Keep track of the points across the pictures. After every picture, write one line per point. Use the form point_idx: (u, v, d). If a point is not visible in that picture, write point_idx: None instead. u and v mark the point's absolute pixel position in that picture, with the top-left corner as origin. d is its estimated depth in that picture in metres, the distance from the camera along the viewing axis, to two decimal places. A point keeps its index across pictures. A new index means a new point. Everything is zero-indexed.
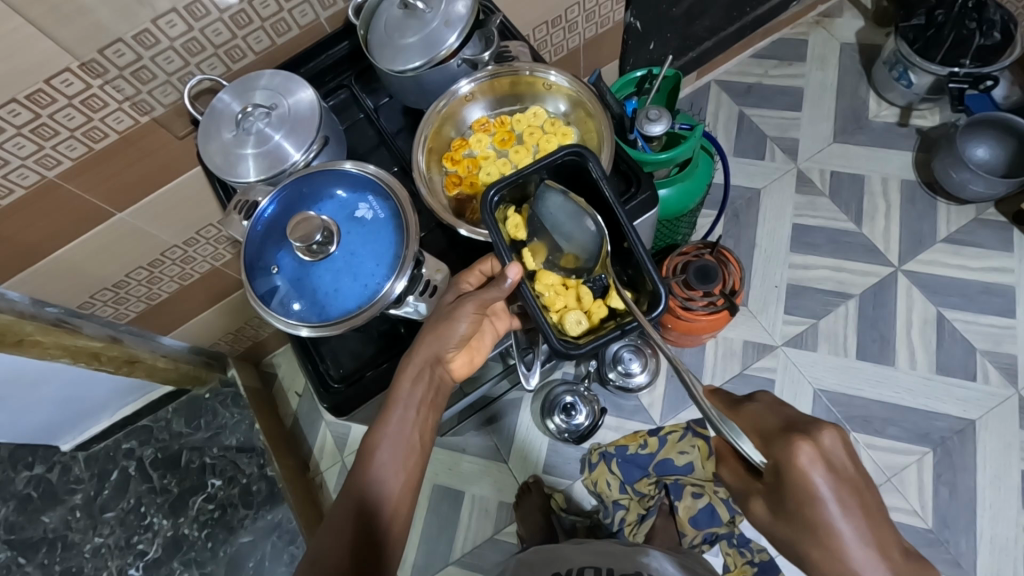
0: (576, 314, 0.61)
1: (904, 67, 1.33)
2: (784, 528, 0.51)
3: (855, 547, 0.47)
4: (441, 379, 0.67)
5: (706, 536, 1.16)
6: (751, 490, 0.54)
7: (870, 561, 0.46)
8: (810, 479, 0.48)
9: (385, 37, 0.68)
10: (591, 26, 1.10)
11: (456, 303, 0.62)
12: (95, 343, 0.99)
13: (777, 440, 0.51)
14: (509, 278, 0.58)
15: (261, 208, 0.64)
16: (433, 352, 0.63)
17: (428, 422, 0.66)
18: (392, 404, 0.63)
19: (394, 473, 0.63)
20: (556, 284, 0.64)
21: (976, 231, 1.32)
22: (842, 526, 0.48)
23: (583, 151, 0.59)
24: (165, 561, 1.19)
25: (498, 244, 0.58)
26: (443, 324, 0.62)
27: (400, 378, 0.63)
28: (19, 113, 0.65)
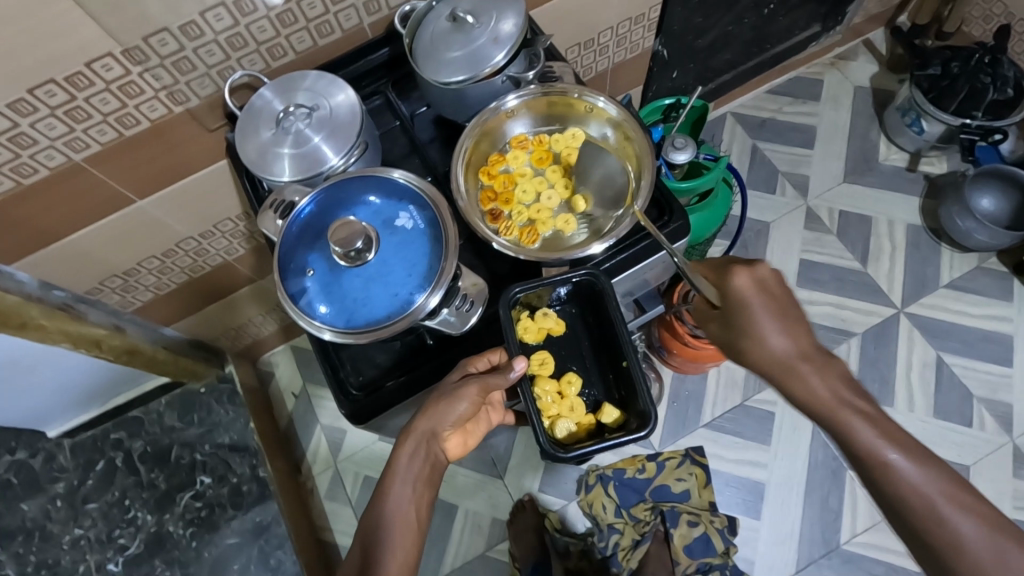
0: (566, 423, 0.70)
1: (916, 114, 1.37)
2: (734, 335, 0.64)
3: (771, 333, 0.61)
4: (437, 456, 0.65)
5: (699, 566, 1.13)
6: (709, 315, 0.67)
7: (779, 346, 0.61)
8: (751, 289, 0.63)
9: (430, 48, 0.69)
10: (620, 51, 1.11)
11: (460, 382, 0.63)
12: (99, 331, 0.97)
13: (728, 267, 0.65)
14: (515, 368, 0.64)
15: (299, 208, 0.64)
16: (430, 427, 0.63)
17: (426, 502, 0.63)
18: (390, 480, 0.62)
19: (391, 554, 0.58)
20: (553, 391, 0.71)
21: (977, 279, 1.35)
22: (769, 328, 0.61)
23: (598, 274, 0.66)
24: (146, 559, 1.15)
25: (508, 338, 0.64)
26: (444, 402, 0.63)
27: (397, 452, 0.63)
28: (55, 94, 0.64)
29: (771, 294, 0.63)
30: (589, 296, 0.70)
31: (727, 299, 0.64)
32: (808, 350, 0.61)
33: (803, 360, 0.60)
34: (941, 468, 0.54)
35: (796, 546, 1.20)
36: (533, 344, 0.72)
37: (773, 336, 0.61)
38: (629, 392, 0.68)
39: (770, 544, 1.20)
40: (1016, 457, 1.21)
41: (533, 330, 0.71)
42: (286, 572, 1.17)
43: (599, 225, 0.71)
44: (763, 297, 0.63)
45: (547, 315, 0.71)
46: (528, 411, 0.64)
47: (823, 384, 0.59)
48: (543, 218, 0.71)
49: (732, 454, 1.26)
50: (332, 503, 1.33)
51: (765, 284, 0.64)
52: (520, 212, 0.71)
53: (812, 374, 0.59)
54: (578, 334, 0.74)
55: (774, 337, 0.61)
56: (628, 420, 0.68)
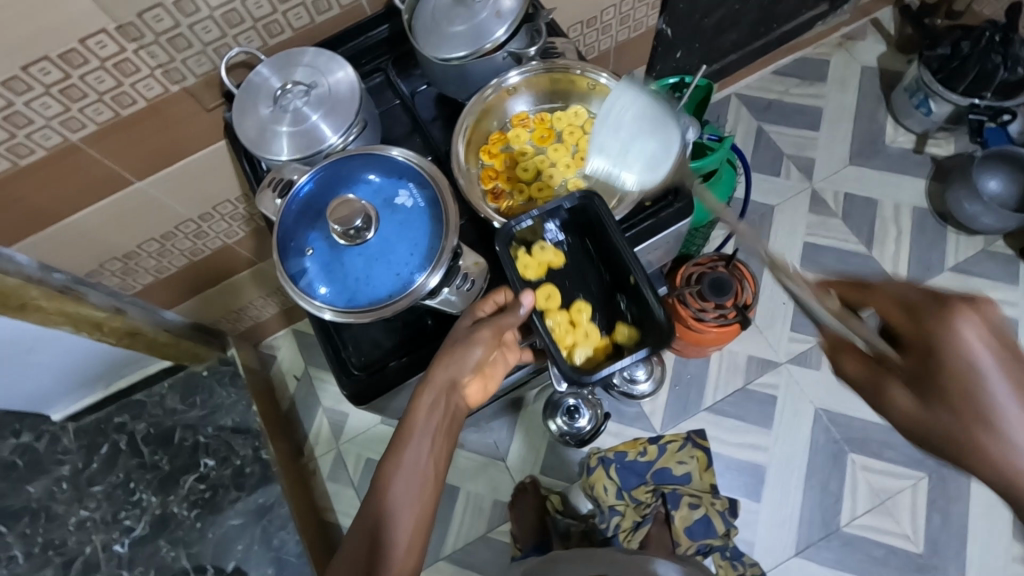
0: (583, 350, 0.70)
1: (924, 95, 1.34)
2: (936, 414, 0.51)
3: (1008, 412, 0.49)
4: (455, 407, 0.64)
5: (699, 548, 1.15)
6: (885, 378, 0.55)
7: (1021, 428, 0.48)
8: (964, 357, 0.49)
9: (431, 24, 0.67)
10: (623, 29, 1.09)
11: (473, 328, 0.61)
12: (99, 313, 0.96)
13: (945, 319, 0.50)
14: (524, 304, 0.63)
15: (298, 186, 0.63)
16: (449, 377, 0.62)
17: (445, 453, 0.64)
18: (408, 433, 0.62)
19: (408, 504, 0.60)
20: (565, 321, 0.70)
21: (982, 262, 1.34)
22: (1004, 409, 0.49)
23: (592, 197, 0.65)
24: (151, 539, 1.16)
25: (512, 275, 0.64)
26: (457, 348, 0.61)
27: (415, 405, 0.62)
28: (49, 72, 0.63)
29: (994, 356, 0.49)
30: (588, 223, 0.69)
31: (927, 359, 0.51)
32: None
33: None
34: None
35: (795, 529, 1.20)
36: (536, 280, 0.71)
37: (997, 429, 0.49)
38: (641, 309, 0.67)
39: (770, 526, 1.21)
40: None
41: (533, 265, 0.70)
42: (288, 553, 1.18)
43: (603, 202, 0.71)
44: (991, 365, 0.49)
45: (544, 249, 0.70)
46: (547, 344, 0.64)
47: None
48: (545, 196, 0.70)
49: (733, 438, 1.27)
50: (335, 485, 1.34)
51: (996, 340, 0.50)
52: (521, 191, 0.71)
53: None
54: (581, 262, 0.73)
55: (998, 430, 0.49)
56: (644, 337, 0.67)
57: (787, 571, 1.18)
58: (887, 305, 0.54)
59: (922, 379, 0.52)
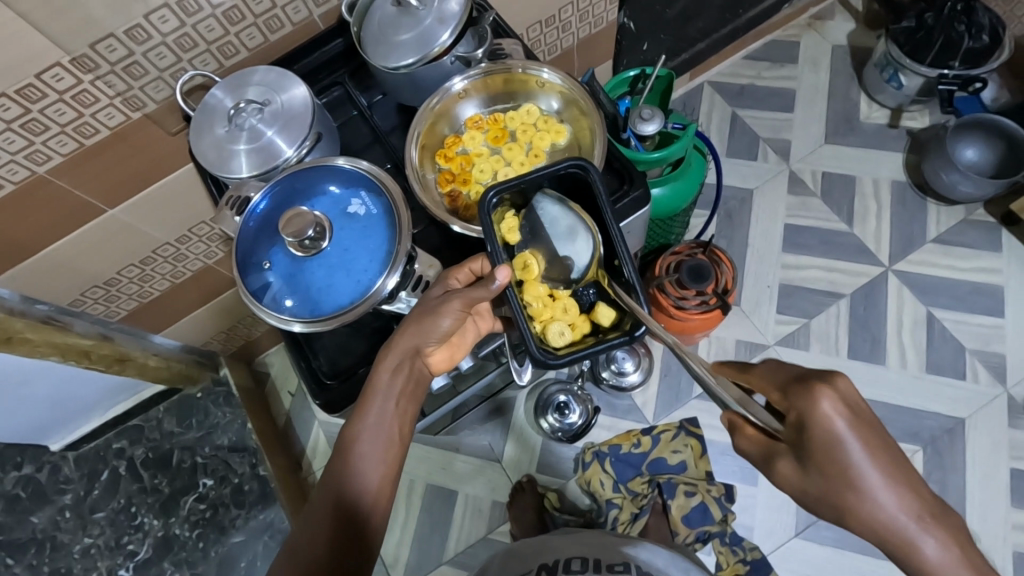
0: (560, 327, 0.60)
1: (894, 69, 1.34)
2: (815, 483, 0.51)
3: (874, 481, 0.49)
4: (421, 372, 0.65)
5: (698, 535, 1.16)
6: (775, 451, 0.53)
7: (889, 495, 0.49)
8: (836, 432, 0.49)
9: (378, 33, 0.69)
10: (585, 26, 1.10)
11: (443, 298, 0.61)
12: (86, 341, 0.99)
13: (800, 395, 0.51)
14: (498, 278, 0.58)
15: (254, 204, 0.64)
16: (413, 343, 0.62)
17: (409, 416, 0.64)
18: (371, 395, 0.62)
19: (374, 463, 0.61)
20: (544, 295, 0.62)
21: (965, 231, 1.33)
22: (871, 478, 0.49)
23: (583, 164, 0.61)
24: (155, 562, 1.18)
25: (493, 243, 0.59)
26: (428, 317, 0.61)
27: (379, 369, 0.62)
28: (9, 107, 0.65)
29: (863, 433, 0.49)
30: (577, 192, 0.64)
31: (801, 437, 0.51)
32: (915, 511, 0.48)
33: (910, 511, 0.48)
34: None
35: (794, 510, 1.20)
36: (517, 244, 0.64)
37: (872, 504, 0.49)
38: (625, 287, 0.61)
39: (768, 508, 1.21)
40: (1011, 408, 1.21)
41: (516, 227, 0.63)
42: None
43: None
44: (852, 437, 0.49)
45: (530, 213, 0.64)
46: (517, 317, 0.59)
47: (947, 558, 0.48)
48: None
49: None
50: None
51: (852, 407, 0.50)
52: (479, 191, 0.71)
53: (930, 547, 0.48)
54: None
55: (875, 505, 0.49)
56: (627, 318, 0.59)
57: (789, 553, 1.18)
58: (766, 389, 0.54)
59: (808, 461, 0.51)
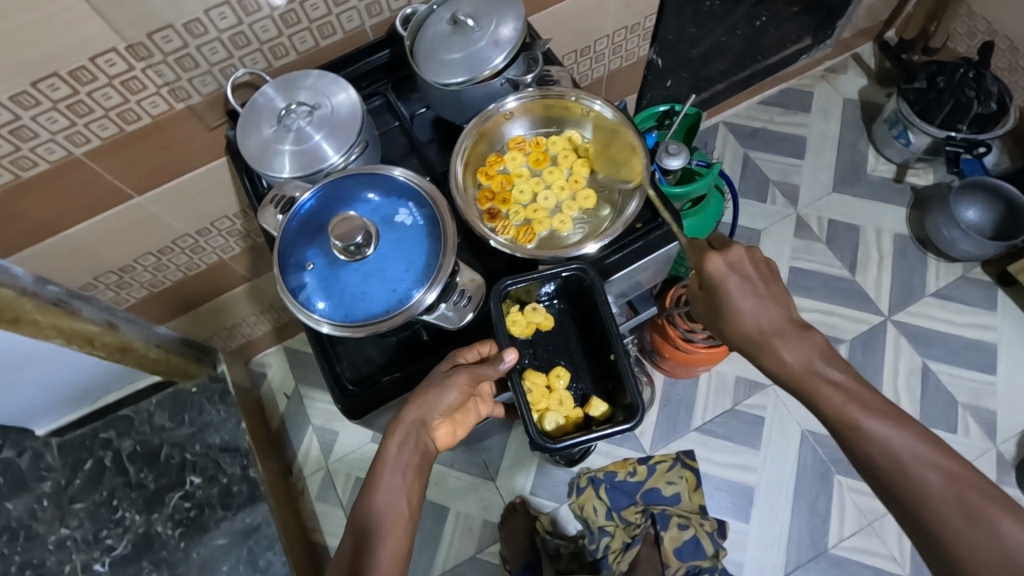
0: (554, 417, 0.71)
1: (904, 126, 1.40)
2: (707, 310, 0.70)
3: (741, 308, 0.66)
4: (426, 446, 0.66)
5: (689, 568, 1.13)
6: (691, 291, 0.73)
7: (750, 317, 0.66)
8: (720, 275, 0.67)
9: (431, 49, 0.70)
10: (615, 59, 1.13)
11: (450, 371, 0.64)
12: (93, 327, 0.97)
13: (696, 250, 0.69)
14: (506, 360, 0.65)
15: (300, 203, 0.65)
16: (419, 415, 0.64)
17: (418, 489, 0.66)
18: (380, 469, 0.65)
19: (384, 540, 0.61)
20: (542, 384, 0.72)
21: (962, 287, 1.37)
22: (739, 305, 0.66)
23: (588, 270, 0.67)
24: (133, 559, 1.14)
25: (499, 329, 0.66)
26: (433, 391, 0.63)
27: (386, 442, 0.65)
28: (58, 88, 0.65)
29: (747, 271, 0.67)
30: (579, 291, 0.71)
31: (703, 283, 0.68)
32: (783, 327, 0.67)
33: (776, 335, 0.66)
34: (910, 427, 0.60)
35: (784, 550, 1.21)
36: (521, 337, 0.73)
37: (746, 325, 0.67)
38: (616, 384, 0.71)
39: (759, 547, 1.21)
40: (1000, 464, 1.24)
41: (521, 323, 0.72)
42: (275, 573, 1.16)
43: (596, 225, 0.72)
44: (738, 278, 0.67)
45: (536, 310, 0.73)
46: (519, 405, 0.66)
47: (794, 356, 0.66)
48: (540, 217, 0.72)
49: (722, 457, 1.28)
50: (323, 505, 1.33)
51: (738, 266, 0.67)
52: (517, 211, 0.73)
53: (784, 347, 0.66)
54: (566, 327, 0.75)
55: (749, 326, 0.67)
56: (615, 413, 0.70)
57: None
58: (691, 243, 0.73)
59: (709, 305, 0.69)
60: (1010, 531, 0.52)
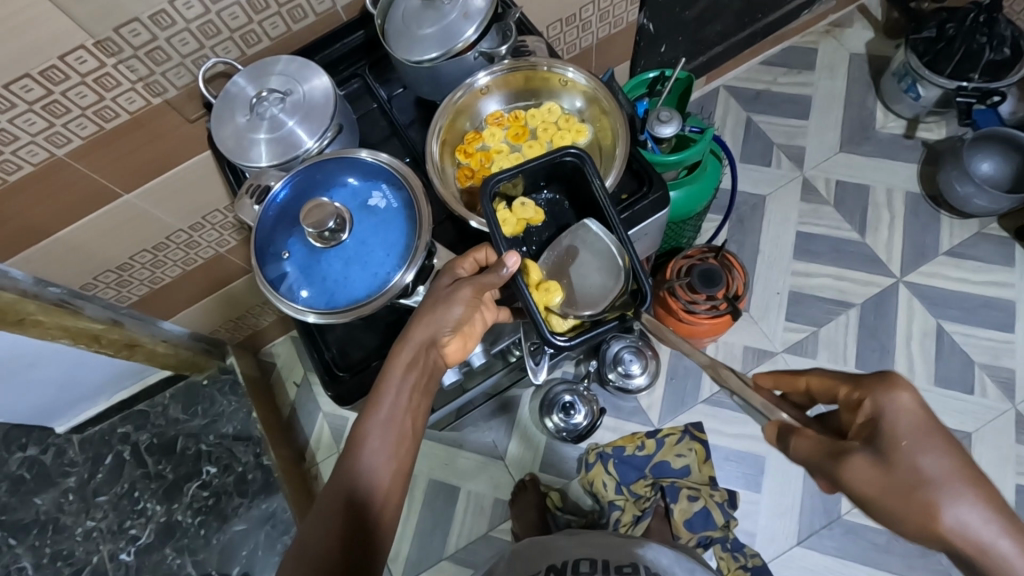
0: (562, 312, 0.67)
1: (913, 79, 1.34)
2: (896, 477, 0.43)
3: (956, 482, 0.42)
4: (435, 364, 0.64)
5: (700, 540, 1.13)
6: (845, 447, 0.46)
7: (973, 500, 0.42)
8: (911, 426, 0.44)
9: (401, 27, 0.68)
10: (604, 26, 1.10)
11: (453, 286, 0.62)
12: (96, 326, 0.99)
13: (874, 386, 0.47)
14: (507, 266, 0.62)
15: (275, 192, 0.64)
16: (428, 334, 0.62)
17: (422, 411, 0.63)
18: (383, 387, 0.61)
19: (385, 460, 0.59)
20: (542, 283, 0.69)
21: (977, 245, 1.33)
22: (945, 474, 0.43)
23: (584, 157, 0.65)
24: (157, 547, 1.18)
25: (495, 233, 0.63)
26: (438, 307, 0.61)
27: (393, 362, 0.61)
28: (31, 89, 0.65)
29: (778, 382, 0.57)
30: (571, 177, 0.68)
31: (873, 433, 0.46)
32: (984, 489, 0.42)
33: (978, 504, 0.41)
34: None
35: (796, 517, 1.20)
36: (514, 235, 0.71)
37: (953, 503, 0.42)
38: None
39: (771, 516, 1.20)
40: (1019, 423, 1.20)
41: (512, 220, 0.70)
42: None
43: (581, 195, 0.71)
44: (925, 434, 0.44)
45: (525, 205, 0.70)
46: (528, 306, 0.62)
47: (807, 445, 0.48)
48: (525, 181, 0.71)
49: (731, 428, 1.26)
50: None
51: (921, 415, 0.45)
52: None
53: (798, 441, 0.49)
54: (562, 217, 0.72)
55: (958, 506, 0.41)
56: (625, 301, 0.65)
57: (789, 561, 1.17)
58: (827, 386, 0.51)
59: (887, 454, 0.44)
60: None
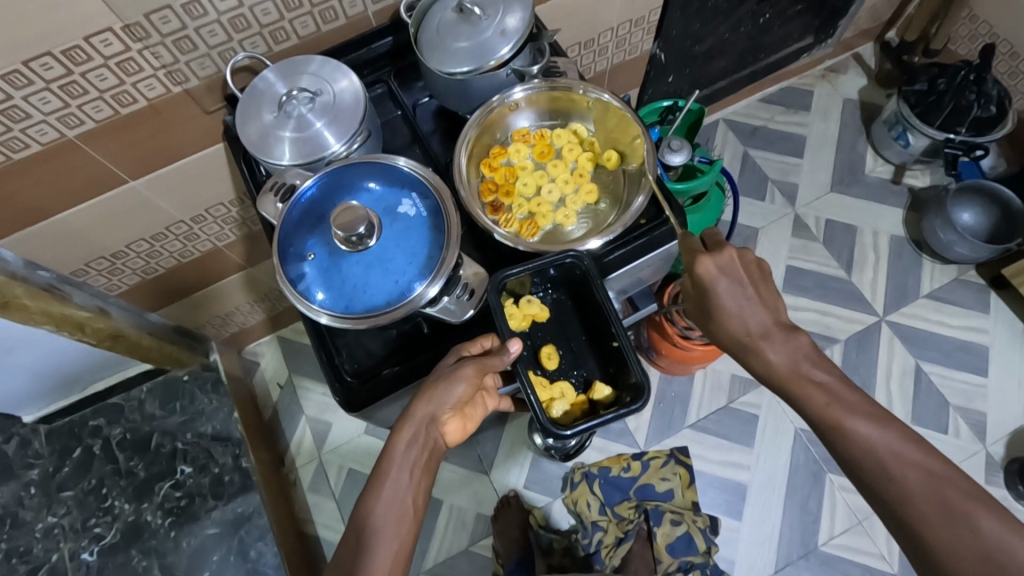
0: (562, 405, 0.70)
1: (903, 127, 1.40)
2: (703, 308, 0.69)
3: (733, 305, 0.66)
4: (436, 442, 0.64)
5: (681, 565, 1.13)
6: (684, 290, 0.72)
7: (748, 317, 0.66)
8: (712, 274, 0.66)
9: (436, 37, 0.69)
10: (619, 52, 1.13)
11: (456, 365, 0.63)
12: (83, 313, 0.95)
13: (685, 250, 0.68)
14: (511, 351, 0.63)
15: (301, 191, 0.63)
16: (428, 412, 0.62)
17: (424, 488, 0.63)
18: (387, 464, 0.62)
19: (387, 541, 0.59)
20: (541, 378, 0.71)
21: (956, 290, 1.38)
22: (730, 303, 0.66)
23: (584, 256, 0.65)
24: (122, 548, 1.11)
25: (501, 322, 0.64)
26: (441, 385, 0.62)
27: (394, 438, 0.63)
28: (51, 67, 0.63)
29: (738, 275, 0.66)
30: (575, 281, 0.69)
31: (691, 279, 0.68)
32: (744, 306, 0.66)
33: (761, 334, 0.66)
34: (888, 423, 0.59)
35: (775, 547, 1.21)
36: (519, 330, 0.72)
37: (746, 321, 0.66)
38: (620, 367, 0.69)
39: (751, 545, 1.22)
40: (989, 465, 1.25)
41: (519, 316, 0.71)
42: (266, 564, 1.13)
43: (600, 220, 0.73)
44: (727, 280, 0.66)
45: (531, 301, 0.72)
46: (528, 396, 0.64)
47: (785, 352, 0.65)
48: (544, 211, 0.73)
49: (716, 455, 1.28)
50: (315, 496, 1.32)
51: (726, 266, 0.66)
52: (520, 205, 0.73)
53: (771, 349, 0.66)
54: (563, 312, 0.74)
55: (750, 322, 0.66)
56: (621, 395, 0.69)
57: None
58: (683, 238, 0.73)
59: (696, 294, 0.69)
60: (987, 523, 0.52)
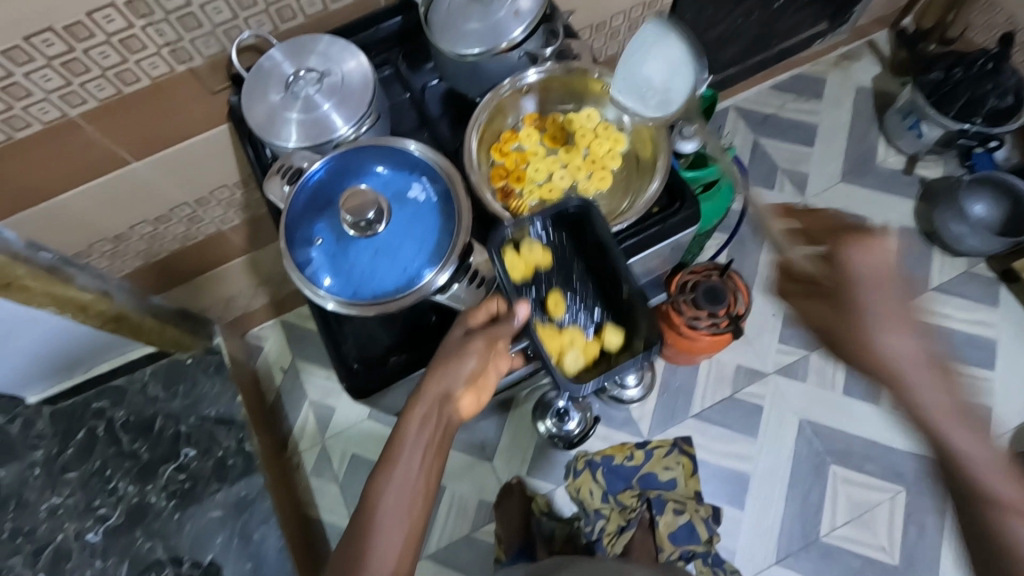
0: (572, 353, 0.72)
1: (916, 117, 1.37)
2: (836, 305, 0.68)
3: (877, 307, 0.66)
4: (450, 419, 0.63)
5: (683, 553, 1.15)
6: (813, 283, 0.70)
7: (868, 317, 0.65)
8: (877, 277, 0.66)
9: (446, 17, 0.67)
10: (631, 36, 1.10)
11: (466, 337, 0.62)
12: (85, 296, 0.90)
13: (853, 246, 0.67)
14: (518, 316, 0.64)
15: (310, 173, 0.62)
16: (441, 388, 0.62)
17: (436, 469, 0.62)
18: (398, 445, 0.61)
19: (399, 522, 0.58)
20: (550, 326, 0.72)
21: (966, 283, 1.37)
22: (870, 304, 0.65)
23: (591, 209, 0.66)
24: (126, 530, 1.12)
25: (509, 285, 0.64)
26: (453, 358, 0.62)
27: (407, 418, 0.62)
28: (52, 43, 0.62)
29: (886, 276, 0.66)
30: (579, 228, 0.69)
31: (835, 276, 0.68)
32: (869, 309, 0.65)
33: (884, 334, 0.65)
34: (992, 443, 0.62)
35: (776, 538, 1.22)
36: (522, 278, 0.71)
37: (880, 324, 0.65)
38: (627, 315, 0.71)
39: (752, 535, 1.22)
40: None
41: (520, 265, 0.69)
42: (269, 547, 1.13)
43: (613, 207, 0.72)
44: (878, 282, 0.66)
45: (533, 249, 0.70)
46: (540, 355, 0.66)
47: (898, 352, 0.64)
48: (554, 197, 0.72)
49: (720, 446, 1.28)
50: (318, 480, 1.32)
51: (877, 266, 0.66)
52: (532, 191, 0.72)
53: (902, 356, 0.64)
54: (564, 253, 0.73)
55: (881, 326, 0.65)
56: (629, 341, 0.70)
57: None
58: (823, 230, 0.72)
59: (835, 293, 0.68)
60: None
